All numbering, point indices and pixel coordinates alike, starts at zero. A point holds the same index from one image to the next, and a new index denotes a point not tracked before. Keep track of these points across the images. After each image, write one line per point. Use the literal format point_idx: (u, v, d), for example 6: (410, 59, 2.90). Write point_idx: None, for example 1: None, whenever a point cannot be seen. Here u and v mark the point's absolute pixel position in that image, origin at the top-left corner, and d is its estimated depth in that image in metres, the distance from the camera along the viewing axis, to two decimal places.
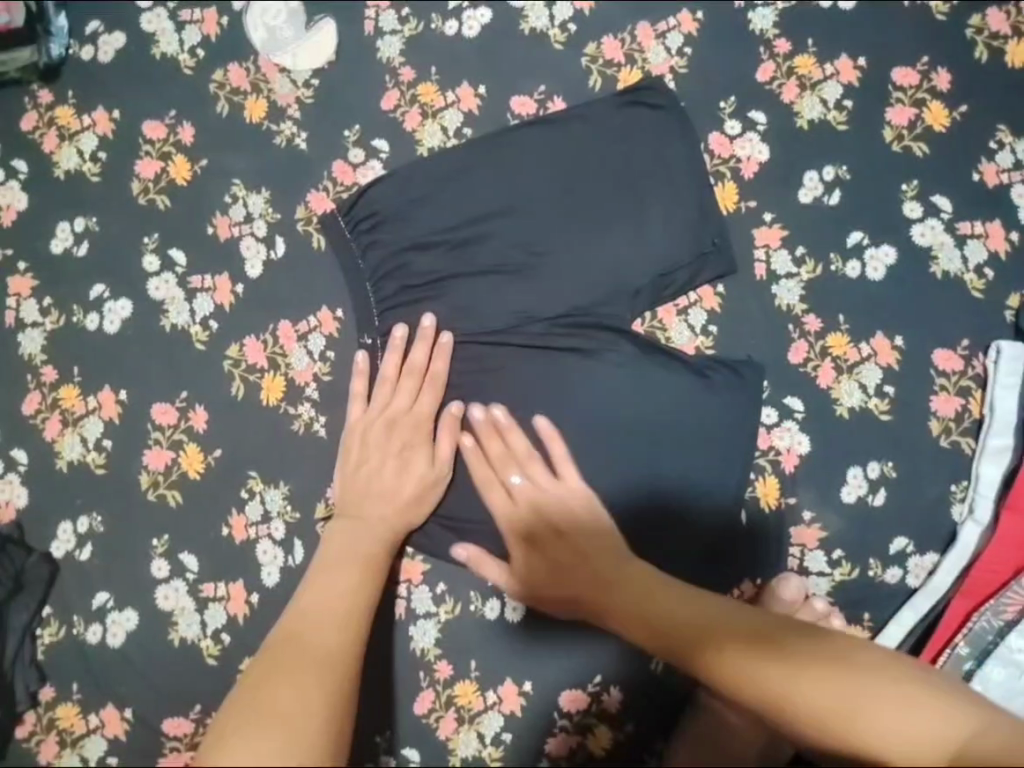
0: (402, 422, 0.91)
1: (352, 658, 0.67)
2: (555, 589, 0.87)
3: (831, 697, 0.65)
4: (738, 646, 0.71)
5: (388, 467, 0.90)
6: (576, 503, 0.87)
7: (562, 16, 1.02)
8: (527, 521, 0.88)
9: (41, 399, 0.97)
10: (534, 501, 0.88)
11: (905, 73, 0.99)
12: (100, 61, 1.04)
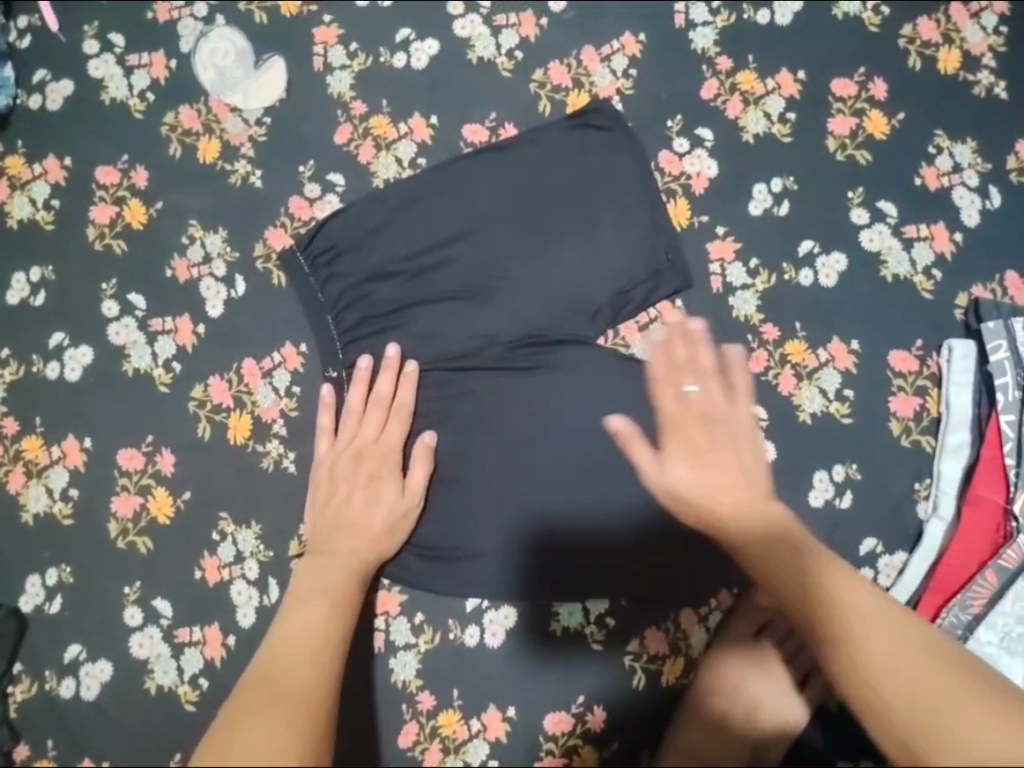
0: (371, 451, 0.92)
1: (324, 695, 0.66)
2: (704, 515, 0.68)
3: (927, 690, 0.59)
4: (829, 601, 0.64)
5: (359, 495, 0.90)
6: (739, 433, 0.71)
7: (508, 44, 1.04)
8: (673, 438, 0.70)
9: (4, 452, 0.96)
10: (706, 417, 0.71)
11: (844, 85, 1.02)
12: (49, 109, 1.04)
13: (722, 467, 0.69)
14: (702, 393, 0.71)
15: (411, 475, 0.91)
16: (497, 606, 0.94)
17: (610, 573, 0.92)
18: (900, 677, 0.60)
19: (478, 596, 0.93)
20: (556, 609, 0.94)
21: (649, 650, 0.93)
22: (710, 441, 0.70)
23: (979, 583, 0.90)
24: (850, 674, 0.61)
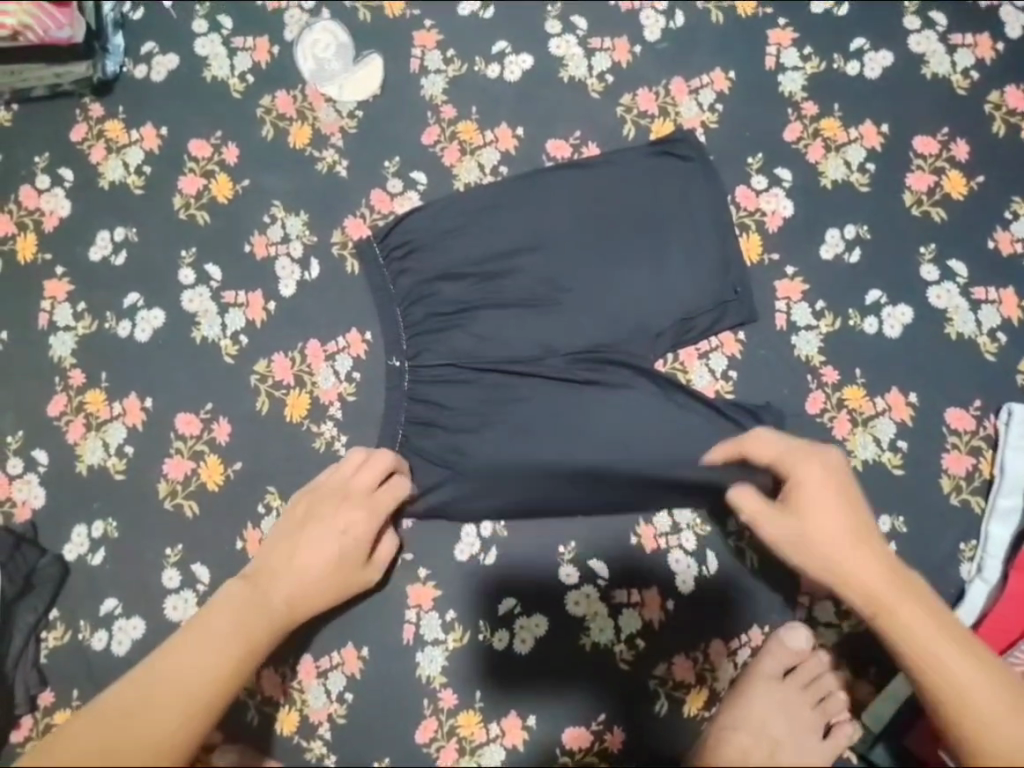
0: (352, 506, 0.87)
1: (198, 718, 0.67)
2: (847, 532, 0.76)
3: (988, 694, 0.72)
4: (940, 635, 0.73)
5: (323, 537, 0.84)
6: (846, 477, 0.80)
7: (600, 67, 1.07)
8: (796, 467, 0.79)
9: (67, 402, 0.98)
10: (857, 542, 0.76)
11: (926, 142, 1.03)
12: (153, 79, 1.08)
13: (851, 514, 0.77)
14: (823, 478, 0.78)
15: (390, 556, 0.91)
16: (528, 613, 0.94)
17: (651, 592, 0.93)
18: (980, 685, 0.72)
19: (513, 600, 0.94)
20: (588, 624, 0.94)
21: (675, 676, 0.93)
22: (841, 482, 0.79)
23: (1017, 654, 0.87)
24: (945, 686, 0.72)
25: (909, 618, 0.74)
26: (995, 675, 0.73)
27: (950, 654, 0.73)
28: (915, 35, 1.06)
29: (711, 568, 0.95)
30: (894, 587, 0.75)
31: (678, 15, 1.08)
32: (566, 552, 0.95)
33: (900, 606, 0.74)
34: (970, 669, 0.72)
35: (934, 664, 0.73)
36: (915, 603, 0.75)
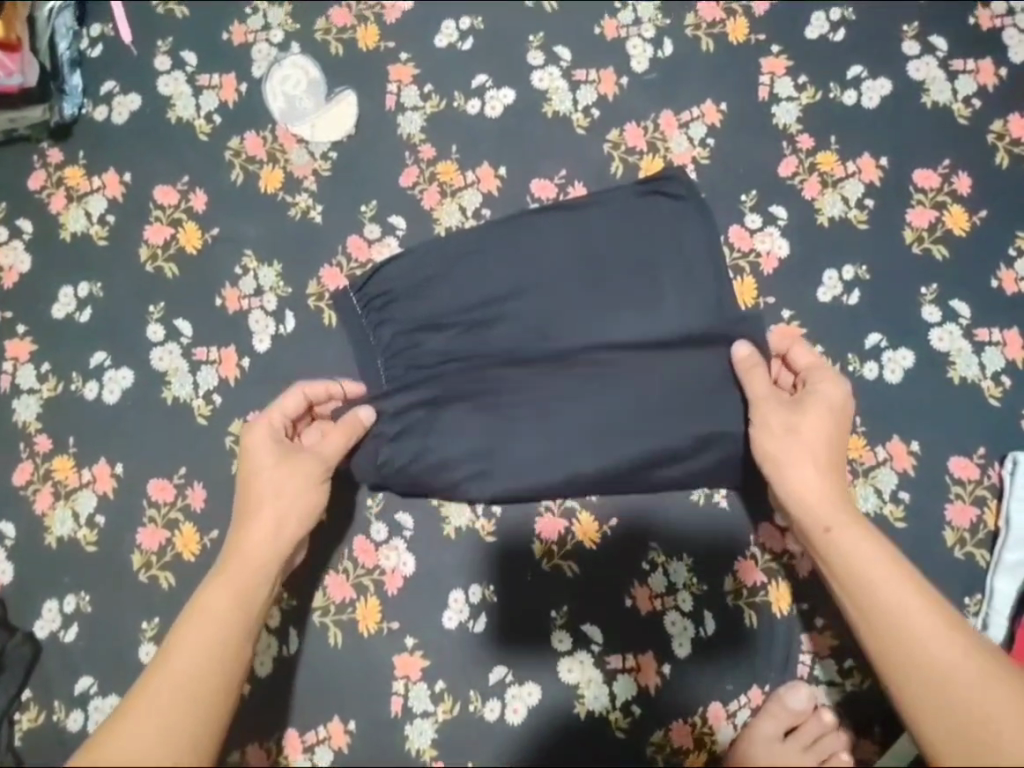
0: (315, 469, 0.82)
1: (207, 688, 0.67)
2: (833, 435, 0.81)
3: (923, 627, 0.72)
4: (887, 558, 0.75)
5: (289, 502, 0.79)
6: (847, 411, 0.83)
7: (585, 101, 1.02)
8: (816, 377, 0.85)
9: (33, 469, 0.94)
10: (831, 456, 0.81)
11: (926, 176, 0.99)
12: (114, 121, 1.02)
13: (838, 435, 0.82)
14: (816, 394, 0.83)
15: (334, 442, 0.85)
16: (521, 681, 0.90)
17: (651, 629, 0.91)
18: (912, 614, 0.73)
19: (504, 667, 0.90)
20: (582, 691, 0.90)
21: (673, 742, 0.90)
22: (840, 410, 0.83)
23: None
24: (879, 603, 0.73)
25: (855, 535, 0.76)
26: (931, 607, 0.73)
27: (887, 579, 0.74)
28: (914, 61, 1.01)
29: (709, 629, 0.91)
30: (850, 508, 0.78)
31: (666, 44, 1.03)
32: (559, 617, 0.91)
33: (844, 518, 0.77)
34: (905, 595, 0.73)
35: (869, 580, 0.74)
36: (873, 533, 0.77)
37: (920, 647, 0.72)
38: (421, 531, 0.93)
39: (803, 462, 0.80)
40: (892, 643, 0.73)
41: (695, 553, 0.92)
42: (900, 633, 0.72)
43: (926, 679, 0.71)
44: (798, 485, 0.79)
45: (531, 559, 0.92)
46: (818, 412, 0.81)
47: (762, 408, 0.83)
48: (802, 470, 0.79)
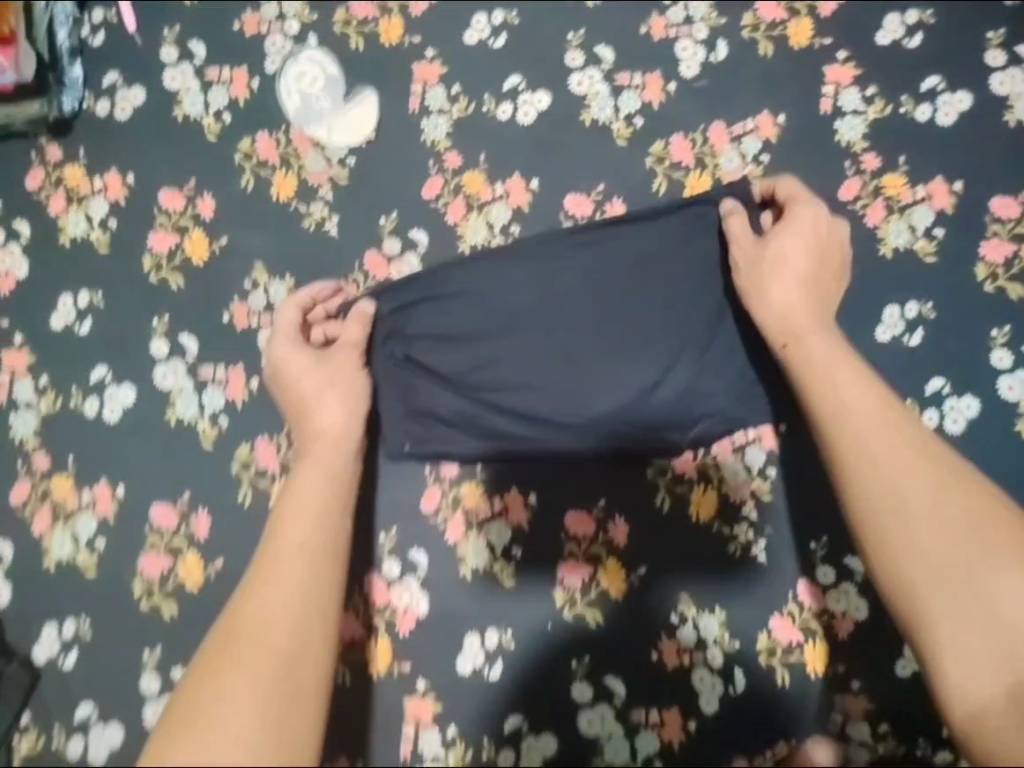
0: (352, 355, 0.79)
1: (305, 637, 0.58)
2: (807, 269, 0.77)
3: (884, 450, 0.66)
4: (856, 382, 0.69)
5: (342, 391, 0.77)
6: (829, 246, 0.78)
7: (627, 108, 0.92)
8: (796, 209, 0.79)
9: (30, 490, 0.89)
10: (806, 280, 0.76)
11: (1005, 204, 0.89)
12: (117, 118, 0.94)
13: (813, 265, 0.77)
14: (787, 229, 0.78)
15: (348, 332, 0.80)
16: (536, 733, 0.86)
17: (675, 685, 0.86)
18: (874, 434, 0.67)
19: (518, 716, 0.86)
20: (601, 746, 0.86)
21: None
22: (818, 241, 0.78)
23: None
24: (843, 427, 0.68)
25: (820, 357, 0.71)
26: (906, 427, 0.67)
27: (862, 397, 0.68)
28: (998, 74, 0.90)
29: (740, 686, 0.85)
30: (823, 339, 0.73)
31: (720, 47, 0.93)
32: (579, 667, 0.87)
33: (812, 340, 0.73)
34: (874, 418, 0.67)
35: (837, 405, 0.69)
36: (846, 366, 0.70)
37: (882, 472, 0.65)
38: (436, 571, 0.88)
39: (776, 285, 0.76)
40: (853, 464, 0.67)
41: (729, 607, 0.86)
42: (855, 457, 0.67)
43: (894, 500, 0.64)
44: (769, 310, 0.75)
45: (552, 608, 0.87)
46: (792, 250, 0.77)
47: (736, 245, 0.79)
48: (772, 292, 0.76)
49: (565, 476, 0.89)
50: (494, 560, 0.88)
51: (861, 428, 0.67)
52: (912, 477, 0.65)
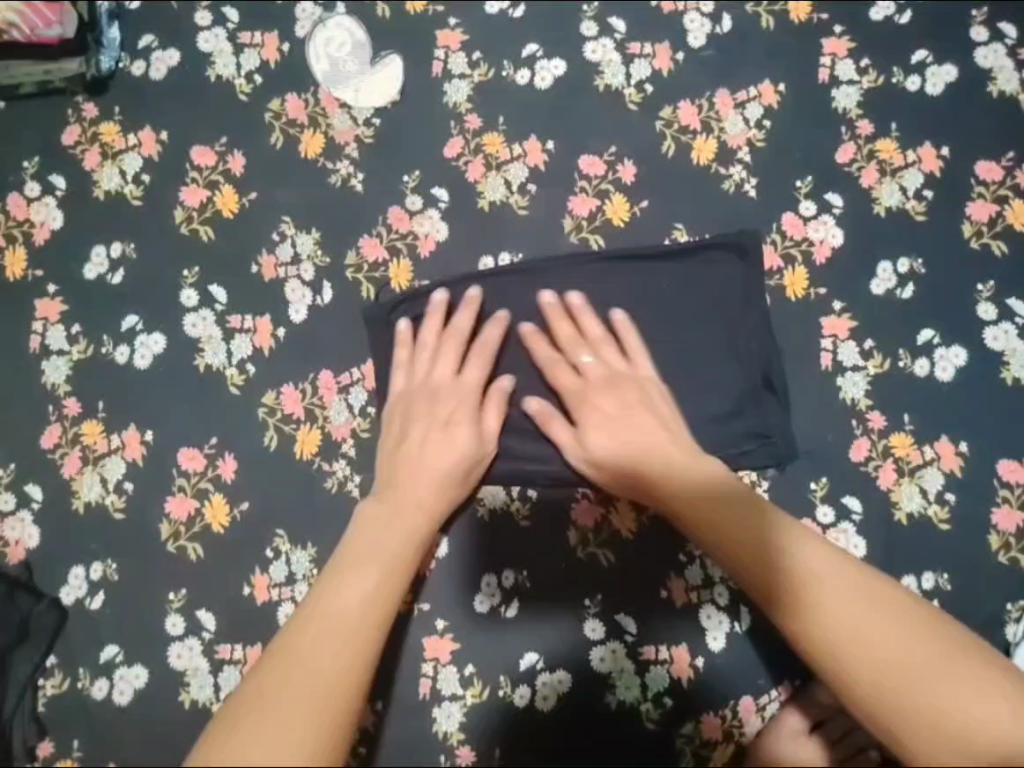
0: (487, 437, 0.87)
1: (339, 694, 0.62)
2: (612, 414, 0.85)
3: (840, 590, 0.70)
4: (803, 544, 0.73)
5: (468, 464, 0.86)
6: (642, 394, 0.86)
7: (638, 75, 0.98)
8: (607, 349, 0.89)
9: (61, 433, 0.92)
10: (617, 419, 0.85)
11: (989, 168, 0.96)
12: (152, 78, 0.98)
13: (627, 415, 0.84)
14: (594, 363, 0.88)
15: (488, 418, 0.87)
16: (551, 669, 0.90)
17: (682, 622, 0.90)
18: (833, 580, 0.70)
19: (534, 654, 0.90)
20: (614, 681, 0.90)
21: (703, 734, 0.90)
22: (639, 406, 0.85)
23: None
24: (801, 589, 0.70)
25: (782, 538, 0.74)
26: (862, 577, 0.71)
27: (814, 561, 0.72)
28: (982, 48, 0.97)
29: (744, 624, 0.90)
30: (732, 521, 0.75)
31: (725, 20, 0.99)
32: (592, 605, 0.91)
33: (752, 518, 0.75)
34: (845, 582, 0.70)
35: (802, 580, 0.71)
36: (797, 539, 0.74)
37: (836, 612, 0.68)
38: (455, 514, 0.92)
39: (594, 436, 0.85)
40: (822, 611, 0.69)
41: None
42: (818, 611, 0.69)
43: (856, 640, 0.67)
44: (575, 446, 0.86)
45: (566, 546, 0.91)
46: (586, 394, 0.87)
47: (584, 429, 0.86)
48: (578, 464, 0.86)
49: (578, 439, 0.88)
50: (511, 501, 0.92)
51: (816, 589, 0.70)
52: (877, 617, 0.68)
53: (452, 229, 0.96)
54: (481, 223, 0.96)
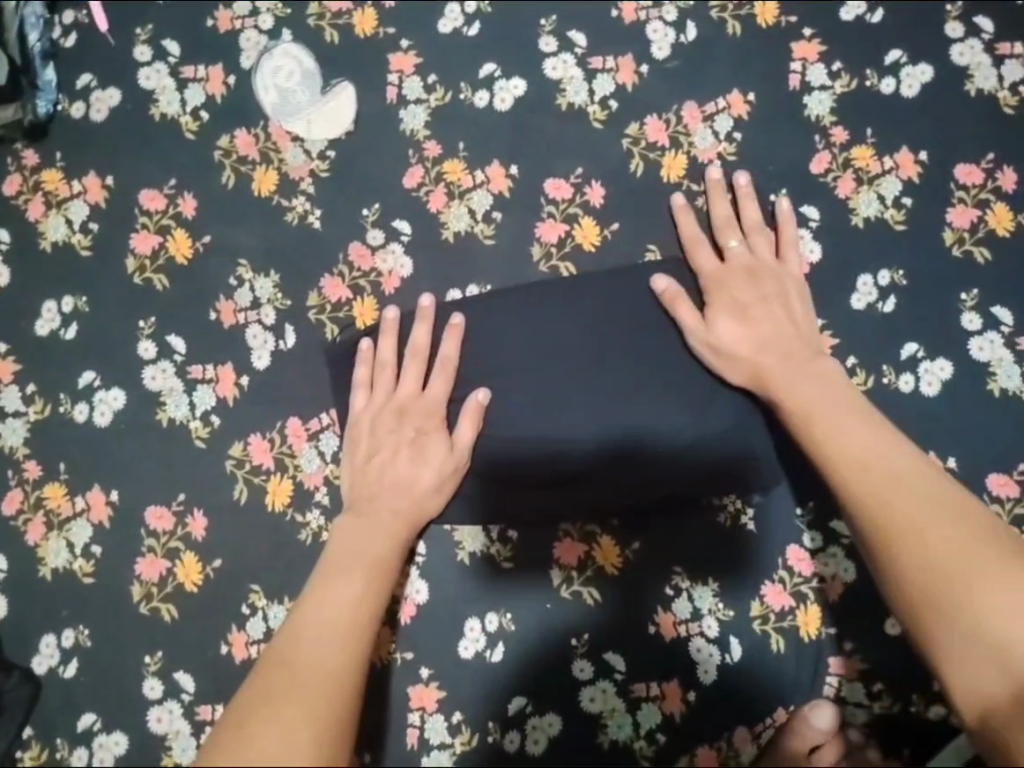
0: (461, 455, 0.85)
1: (347, 679, 0.62)
2: (744, 300, 0.85)
3: (870, 463, 0.74)
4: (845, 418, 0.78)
5: (442, 484, 0.85)
6: (784, 282, 0.86)
7: (602, 91, 0.94)
8: (726, 234, 0.89)
9: (24, 498, 0.89)
10: (749, 309, 0.85)
11: (969, 171, 0.92)
12: (93, 119, 0.94)
13: (756, 304, 0.85)
14: (740, 249, 0.88)
15: (459, 431, 0.85)
16: (541, 713, 0.88)
17: (671, 657, 0.88)
18: (863, 449, 0.75)
19: (522, 698, 0.88)
20: (605, 721, 0.88)
21: None
22: (762, 292, 0.85)
23: None
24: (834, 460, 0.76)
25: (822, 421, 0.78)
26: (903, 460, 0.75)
27: (851, 428, 0.77)
28: (958, 45, 0.93)
29: (735, 655, 0.88)
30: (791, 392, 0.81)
31: (690, 27, 0.95)
32: (579, 645, 0.89)
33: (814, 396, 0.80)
34: (891, 473, 0.73)
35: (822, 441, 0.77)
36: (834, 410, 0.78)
37: (870, 480, 0.73)
38: (434, 558, 0.90)
39: (726, 324, 0.85)
40: (849, 482, 0.74)
41: (721, 578, 0.89)
42: (847, 478, 0.74)
43: (884, 519, 0.71)
44: (700, 330, 0.85)
45: (550, 586, 0.89)
46: (722, 276, 0.87)
47: (714, 314, 0.86)
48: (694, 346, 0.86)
49: (555, 474, 0.86)
50: (490, 543, 0.90)
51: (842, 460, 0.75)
52: (903, 495, 0.72)
53: (416, 263, 0.92)
54: (445, 254, 0.92)
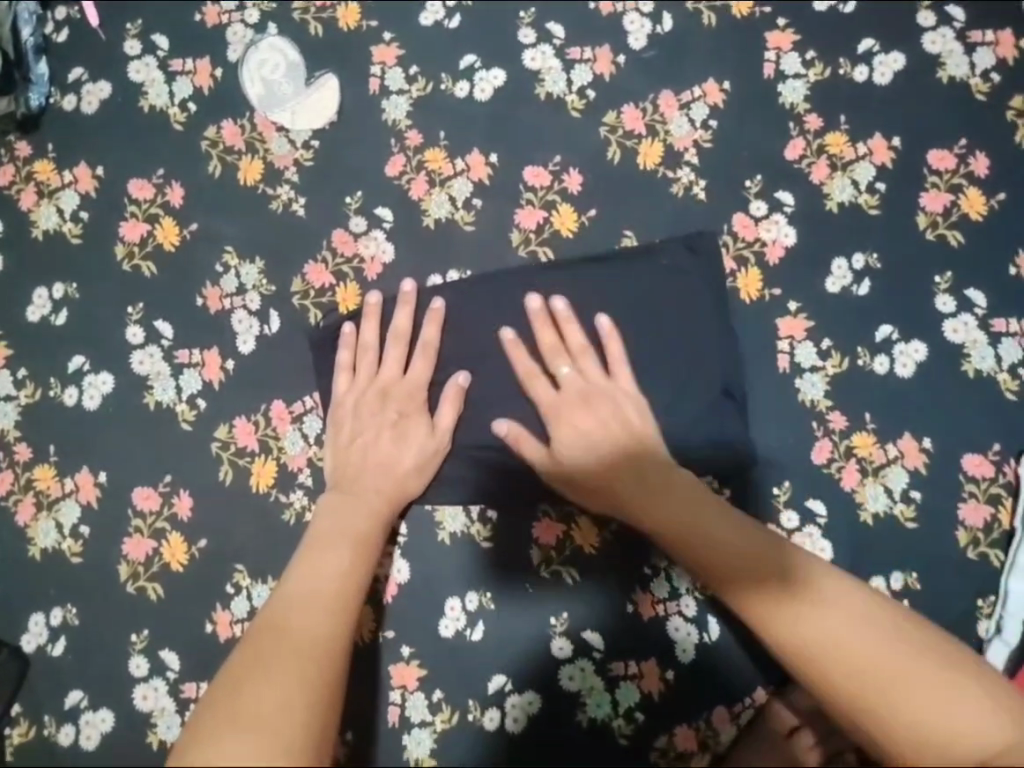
0: (444, 437, 0.87)
1: (337, 647, 0.62)
2: (598, 446, 0.83)
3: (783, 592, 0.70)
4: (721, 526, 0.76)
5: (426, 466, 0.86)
6: (619, 409, 0.84)
7: (580, 81, 0.96)
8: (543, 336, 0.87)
9: (14, 479, 0.91)
10: (597, 437, 0.83)
11: (941, 156, 0.94)
12: (84, 111, 0.97)
13: (599, 417, 0.84)
14: (572, 374, 0.86)
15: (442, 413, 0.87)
16: (521, 691, 0.90)
17: (649, 635, 0.89)
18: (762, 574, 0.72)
19: (502, 676, 0.89)
20: (584, 699, 0.89)
21: (676, 747, 0.89)
22: (598, 419, 0.83)
23: None
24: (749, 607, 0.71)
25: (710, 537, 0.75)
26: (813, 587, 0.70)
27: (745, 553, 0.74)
28: (929, 33, 0.95)
29: (713, 634, 0.89)
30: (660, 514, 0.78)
31: (666, 18, 0.97)
32: (558, 624, 0.90)
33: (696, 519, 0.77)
34: (794, 599, 0.69)
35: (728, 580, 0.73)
36: (717, 522, 0.77)
37: (794, 620, 0.68)
38: (416, 539, 0.91)
39: (569, 448, 0.83)
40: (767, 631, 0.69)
41: None
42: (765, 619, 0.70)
43: (819, 650, 0.65)
44: (544, 457, 0.85)
45: (530, 565, 0.90)
46: (566, 397, 0.85)
47: (557, 443, 0.84)
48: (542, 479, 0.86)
49: None
50: (471, 523, 0.91)
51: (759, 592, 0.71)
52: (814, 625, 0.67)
53: (398, 249, 0.94)
54: (426, 240, 0.94)
